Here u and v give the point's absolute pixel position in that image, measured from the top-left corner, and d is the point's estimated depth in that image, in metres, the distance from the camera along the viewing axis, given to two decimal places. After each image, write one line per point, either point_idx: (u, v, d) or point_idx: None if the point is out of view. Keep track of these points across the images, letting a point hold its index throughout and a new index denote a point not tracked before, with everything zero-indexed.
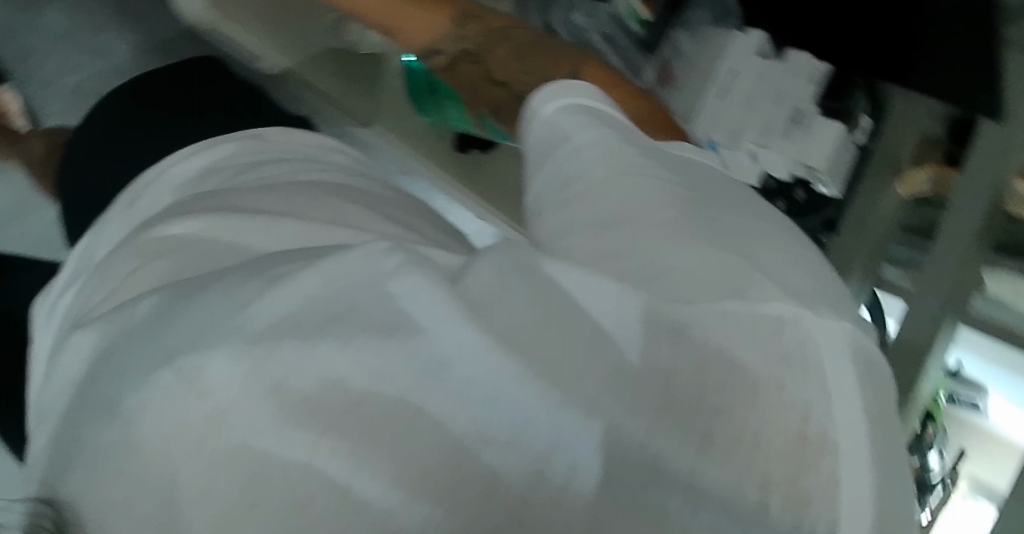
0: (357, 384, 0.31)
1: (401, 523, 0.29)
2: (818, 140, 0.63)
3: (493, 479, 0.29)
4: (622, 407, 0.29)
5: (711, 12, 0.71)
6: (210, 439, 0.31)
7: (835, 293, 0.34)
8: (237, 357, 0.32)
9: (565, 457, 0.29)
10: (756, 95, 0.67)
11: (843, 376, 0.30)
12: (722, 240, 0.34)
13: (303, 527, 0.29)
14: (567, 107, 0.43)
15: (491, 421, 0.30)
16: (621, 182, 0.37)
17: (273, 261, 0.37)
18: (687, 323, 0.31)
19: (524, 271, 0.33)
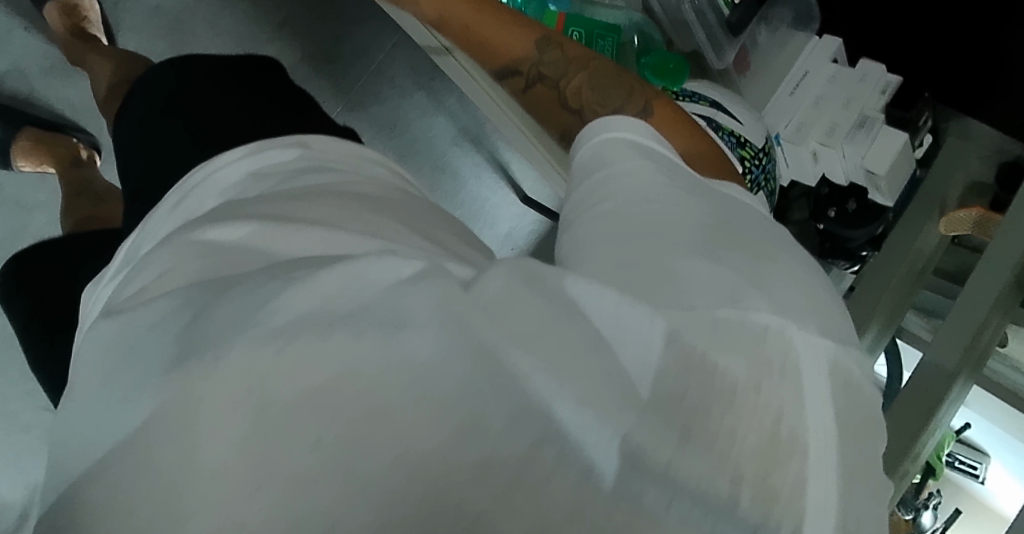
0: (366, 364, 0.33)
1: (395, 485, 0.31)
2: (881, 145, 0.77)
3: (485, 456, 0.31)
4: (612, 403, 0.32)
5: (793, 12, 0.88)
6: (228, 419, 0.33)
7: (829, 317, 0.36)
8: (258, 347, 0.34)
9: (552, 447, 0.31)
10: (825, 96, 0.82)
11: (817, 386, 0.32)
12: (731, 261, 0.36)
13: (304, 476, 0.31)
14: (619, 140, 0.44)
15: (487, 402, 0.32)
16: (645, 207, 0.38)
17: (300, 265, 0.39)
18: (680, 331, 0.33)
19: (536, 281, 0.35)
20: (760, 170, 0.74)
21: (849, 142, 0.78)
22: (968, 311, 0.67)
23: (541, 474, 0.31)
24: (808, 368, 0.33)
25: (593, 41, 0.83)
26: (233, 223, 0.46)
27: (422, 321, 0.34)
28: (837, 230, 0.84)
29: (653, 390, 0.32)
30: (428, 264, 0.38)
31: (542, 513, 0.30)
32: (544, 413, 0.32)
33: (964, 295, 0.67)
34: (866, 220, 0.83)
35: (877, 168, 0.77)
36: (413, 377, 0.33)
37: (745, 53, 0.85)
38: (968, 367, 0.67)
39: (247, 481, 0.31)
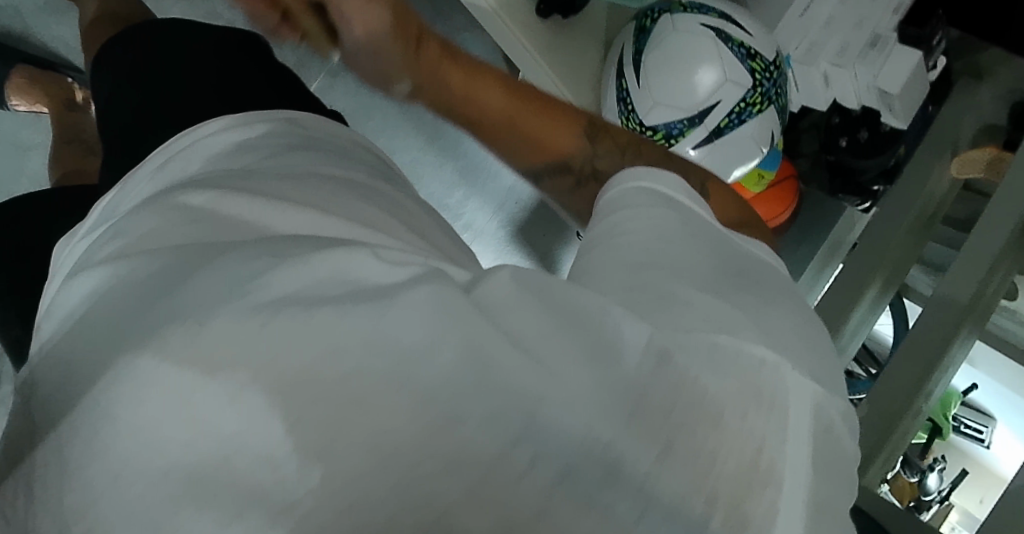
0: (345, 356, 0.33)
1: (359, 479, 0.30)
2: (894, 61, 0.79)
3: (459, 454, 0.31)
4: (597, 411, 0.32)
5: None
6: (200, 393, 0.32)
7: (818, 356, 0.37)
8: (243, 318, 0.34)
9: (529, 448, 0.31)
10: (837, 18, 0.82)
11: (801, 418, 0.33)
12: (733, 297, 0.37)
13: (269, 461, 0.31)
14: (644, 190, 0.44)
15: (468, 402, 0.32)
16: (658, 246, 0.39)
17: (288, 243, 0.39)
18: (671, 351, 0.33)
19: (540, 292, 0.36)
20: (770, 85, 0.78)
21: (860, 62, 0.79)
22: (971, 265, 0.72)
23: (515, 472, 0.30)
24: (796, 404, 0.33)
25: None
26: (222, 192, 0.44)
27: (412, 314, 0.34)
28: (848, 158, 0.92)
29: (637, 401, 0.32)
30: (426, 267, 0.38)
31: (512, 510, 0.30)
32: (527, 414, 0.31)
33: (965, 250, 0.73)
34: (879, 147, 0.90)
35: (891, 86, 0.79)
36: (393, 364, 0.33)
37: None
38: (971, 322, 0.73)
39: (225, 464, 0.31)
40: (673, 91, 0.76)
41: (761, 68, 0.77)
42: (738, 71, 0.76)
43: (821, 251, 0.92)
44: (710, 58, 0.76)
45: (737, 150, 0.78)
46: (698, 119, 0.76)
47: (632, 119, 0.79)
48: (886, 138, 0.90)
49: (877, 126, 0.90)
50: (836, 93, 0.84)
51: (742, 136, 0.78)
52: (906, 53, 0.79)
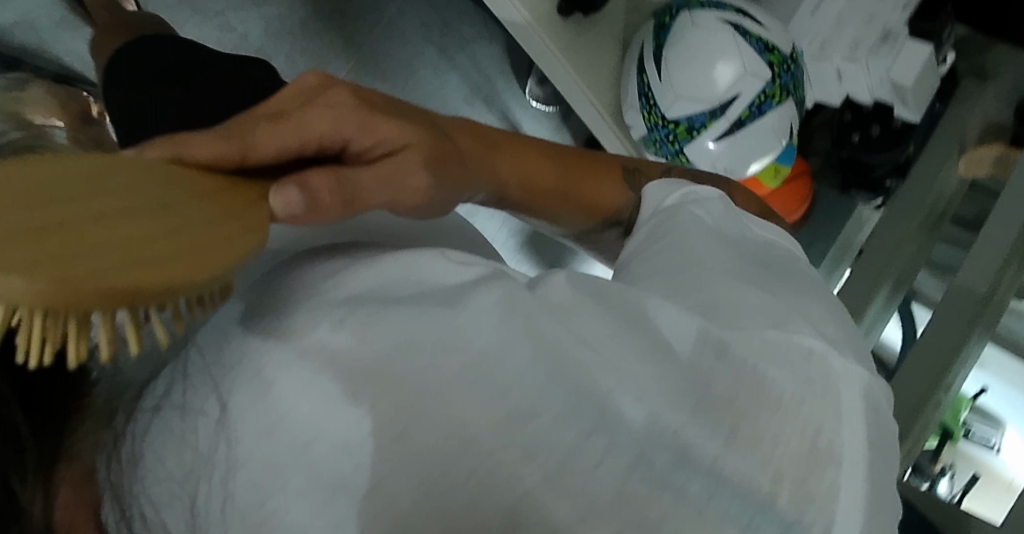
0: (422, 355, 0.36)
1: (450, 472, 0.34)
2: (905, 55, 0.82)
3: (536, 447, 0.33)
4: (664, 405, 0.34)
5: None
6: (299, 400, 0.37)
7: (857, 341, 0.39)
8: (330, 318, 0.39)
9: (601, 441, 0.33)
10: (846, 16, 0.85)
11: (853, 400, 0.35)
12: (779, 292, 0.39)
13: (370, 459, 0.35)
14: (682, 192, 0.47)
15: (542, 400, 0.34)
16: (694, 242, 0.41)
17: (357, 251, 0.44)
18: (730, 345, 0.36)
19: (597, 296, 0.38)
20: (790, 76, 0.79)
21: (874, 56, 0.83)
22: (983, 259, 0.74)
23: (591, 461, 0.33)
24: (846, 387, 0.35)
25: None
26: None
27: (480, 319, 0.37)
28: (861, 153, 0.93)
29: (699, 388, 0.34)
30: (487, 271, 0.41)
31: (589, 497, 0.32)
32: (598, 408, 0.34)
33: (975, 252, 0.74)
34: (891, 142, 0.91)
35: (905, 78, 0.82)
36: (467, 365, 0.35)
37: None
38: (982, 318, 0.73)
39: (343, 465, 0.35)
40: (693, 86, 0.78)
41: (779, 61, 0.78)
42: (757, 64, 0.77)
43: (835, 245, 0.98)
44: (730, 53, 0.77)
45: (757, 141, 0.80)
46: (719, 112, 0.78)
47: (655, 111, 0.82)
48: (898, 132, 0.91)
49: (889, 122, 0.91)
50: (849, 89, 0.88)
51: (762, 127, 0.79)
52: (917, 46, 0.82)
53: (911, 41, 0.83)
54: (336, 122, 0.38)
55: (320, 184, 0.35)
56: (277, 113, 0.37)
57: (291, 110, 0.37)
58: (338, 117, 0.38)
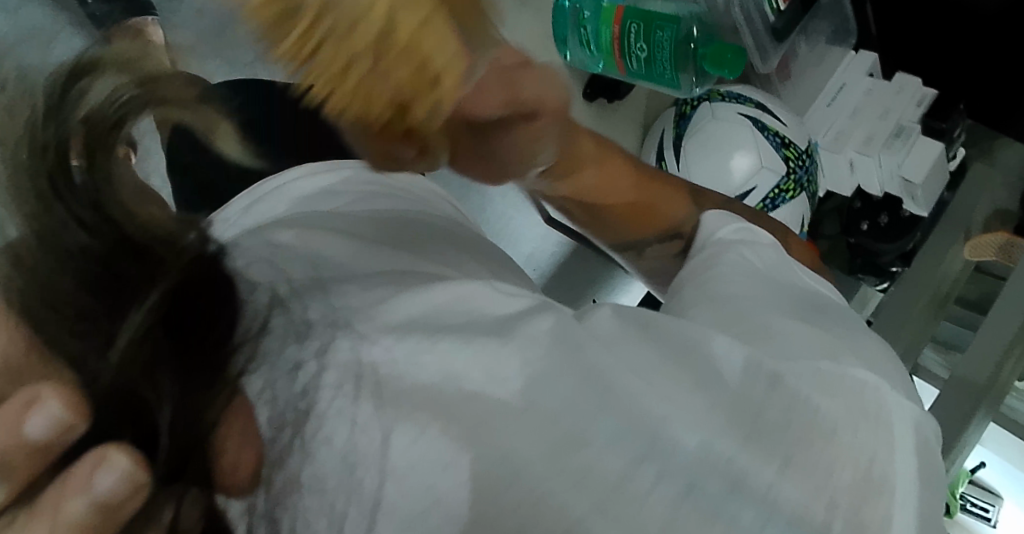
0: (472, 382, 0.36)
1: (498, 491, 0.34)
2: (916, 151, 0.90)
3: (587, 471, 0.34)
4: (719, 433, 0.36)
5: (830, 27, 1.01)
6: (333, 430, 0.35)
7: (896, 373, 0.41)
8: (372, 339, 0.37)
9: (652, 469, 0.34)
10: (861, 109, 0.95)
11: (904, 429, 0.38)
12: (828, 329, 0.42)
13: (411, 485, 0.34)
14: (735, 229, 0.51)
15: (593, 426, 0.35)
16: (745, 280, 0.45)
17: (402, 275, 0.43)
18: (783, 374, 0.38)
19: (646, 326, 0.41)
20: (803, 171, 0.83)
21: (886, 150, 0.91)
22: (989, 341, 0.75)
23: (641, 492, 0.34)
24: (897, 419, 0.38)
25: (651, 35, 0.76)
26: (325, 239, 0.45)
27: (529, 345, 0.38)
28: (869, 242, 0.97)
29: (752, 417, 0.36)
30: (536, 301, 0.42)
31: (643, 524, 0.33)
32: (652, 434, 0.35)
33: (980, 335, 0.75)
34: (900, 230, 0.96)
35: (913, 174, 0.89)
36: (516, 390, 0.36)
37: (786, 62, 0.98)
38: (994, 395, 0.73)
39: (384, 488, 0.34)
40: (709, 180, 0.82)
41: (795, 156, 0.82)
42: (772, 158, 0.81)
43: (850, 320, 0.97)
44: (746, 146, 0.81)
45: None
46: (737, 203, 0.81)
47: None
48: (905, 223, 0.96)
49: (897, 211, 0.96)
50: (860, 180, 0.95)
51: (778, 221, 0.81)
52: (927, 142, 0.90)
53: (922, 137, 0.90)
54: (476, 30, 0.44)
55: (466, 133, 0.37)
56: None
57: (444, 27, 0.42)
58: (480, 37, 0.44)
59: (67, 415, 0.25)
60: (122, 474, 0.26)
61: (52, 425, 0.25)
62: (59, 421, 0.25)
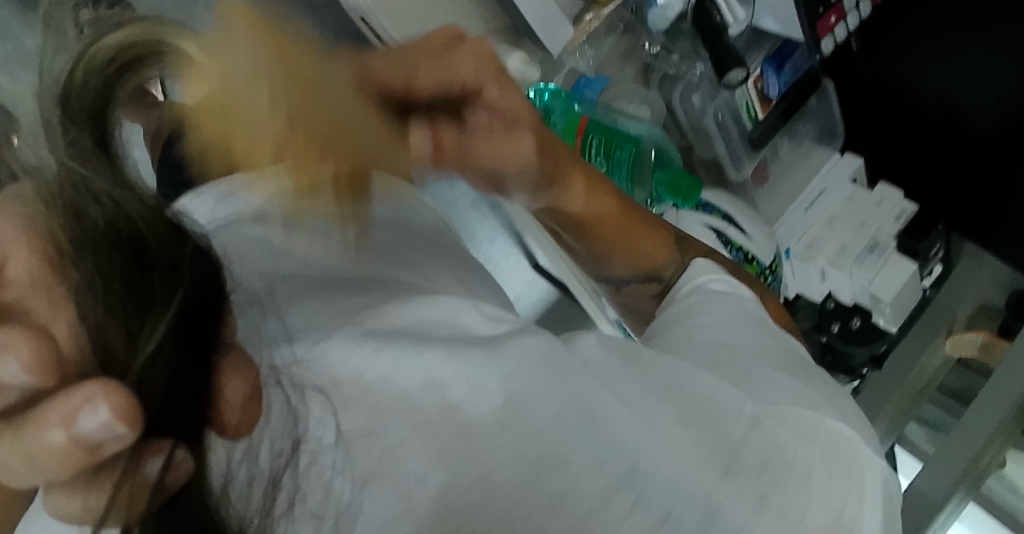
0: (454, 393, 0.38)
1: (490, 491, 0.36)
2: (886, 268, 1.00)
3: (564, 493, 0.36)
4: (696, 469, 0.37)
5: (816, 129, 1.09)
6: (329, 415, 0.37)
7: (861, 423, 0.43)
8: (354, 344, 0.41)
9: (629, 496, 0.36)
10: (838, 219, 1.04)
11: (874, 486, 0.39)
12: (804, 377, 0.44)
13: (401, 482, 0.36)
14: (725, 285, 0.52)
15: (578, 449, 0.37)
16: (726, 330, 0.47)
17: (393, 292, 0.46)
18: (763, 417, 0.40)
19: (629, 361, 0.43)
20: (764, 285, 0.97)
21: (858, 266, 1.00)
22: (971, 439, 0.79)
23: (619, 516, 0.35)
24: (868, 471, 0.40)
25: (612, 151, 0.95)
26: None
27: (513, 366, 0.39)
28: (839, 343, 1.03)
29: (731, 455, 0.38)
30: (519, 326, 0.44)
31: None
32: (632, 462, 0.37)
33: (966, 422, 0.79)
34: (868, 339, 1.02)
35: (881, 292, 0.99)
36: (500, 405, 0.38)
37: (763, 167, 1.08)
38: (964, 486, 0.80)
39: (349, 493, 0.35)
40: None
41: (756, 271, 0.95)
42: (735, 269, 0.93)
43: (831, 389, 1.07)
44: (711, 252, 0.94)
45: None
46: None
47: None
48: (875, 331, 1.02)
49: (868, 318, 1.02)
50: (831, 286, 1.02)
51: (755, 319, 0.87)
52: (898, 261, 1.00)
53: (897, 256, 1.01)
54: (496, 83, 0.53)
55: (448, 137, 0.50)
56: (411, 77, 0.48)
57: (445, 52, 0.51)
58: (474, 66, 0.52)
59: (33, 377, 0.26)
60: (106, 420, 0.26)
61: (18, 381, 0.26)
62: (20, 379, 0.26)
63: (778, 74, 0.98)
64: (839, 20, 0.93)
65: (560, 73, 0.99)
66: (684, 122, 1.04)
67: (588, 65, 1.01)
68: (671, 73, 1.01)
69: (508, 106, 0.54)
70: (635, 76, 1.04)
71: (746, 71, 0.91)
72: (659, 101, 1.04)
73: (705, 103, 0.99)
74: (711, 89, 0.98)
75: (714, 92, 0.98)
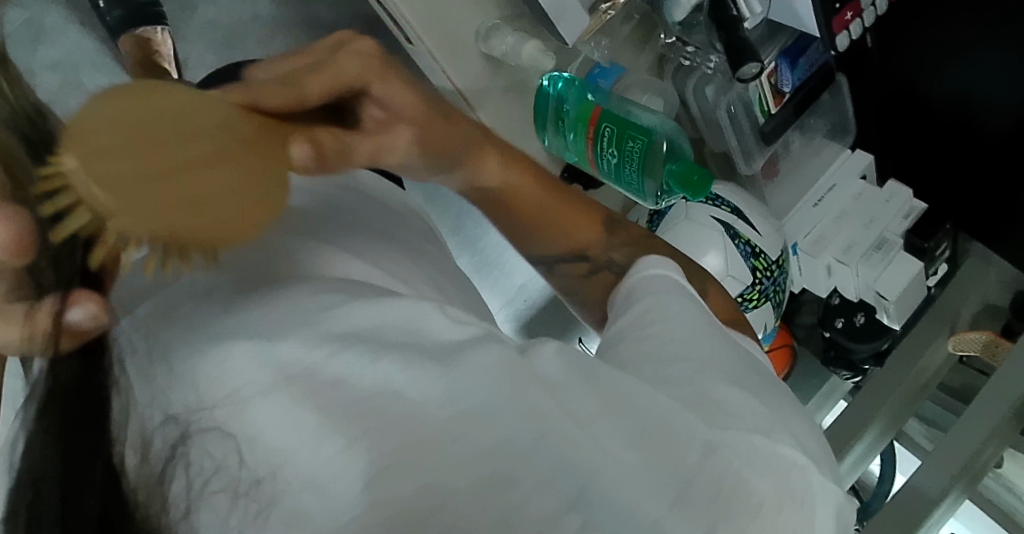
0: (423, 396, 0.42)
1: (454, 501, 0.39)
2: (893, 267, 0.98)
3: (514, 511, 0.39)
4: (647, 493, 0.40)
5: (830, 125, 1.07)
6: (322, 410, 0.41)
7: (816, 447, 0.46)
8: (308, 343, 0.44)
9: (578, 517, 0.39)
10: (847, 213, 1.03)
11: (825, 518, 0.43)
12: (762, 395, 0.47)
13: (379, 485, 0.39)
14: (669, 279, 0.55)
15: (534, 463, 0.40)
16: (675, 342, 0.48)
17: (360, 287, 0.49)
18: (717, 441, 0.42)
19: (590, 374, 0.45)
20: (769, 282, 0.95)
21: (864, 263, 0.98)
22: (967, 438, 0.79)
23: (569, 532, 0.38)
24: (821, 501, 0.43)
25: (624, 140, 0.90)
26: (295, 238, 0.54)
27: (467, 380, 0.43)
28: (842, 339, 1.04)
29: (681, 486, 0.41)
30: (485, 331, 0.47)
31: None
32: (582, 485, 0.40)
33: (968, 417, 0.80)
34: (872, 334, 1.02)
35: (887, 290, 0.97)
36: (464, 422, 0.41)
37: (775, 161, 1.06)
38: (961, 484, 0.79)
39: (328, 498, 0.38)
40: None
41: (763, 266, 0.94)
42: (738, 267, 0.93)
43: (826, 384, 1.08)
44: (717, 247, 0.93)
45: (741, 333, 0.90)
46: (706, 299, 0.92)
47: None
48: (877, 327, 1.02)
49: (872, 314, 1.02)
50: (837, 282, 1.02)
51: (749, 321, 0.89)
52: (903, 259, 0.98)
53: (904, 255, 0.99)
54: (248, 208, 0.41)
55: (325, 142, 0.51)
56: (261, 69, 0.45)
57: (327, 60, 0.54)
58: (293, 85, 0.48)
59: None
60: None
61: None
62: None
63: (792, 69, 0.96)
64: (855, 17, 0.90)
65: (576, 60, 0.98)
66: (697, 114, 1.02)
67: (603, 55, 0.99)
68: (686, 64, 1.00)
69: (397, 103, 0.57)
70: (649, 68, 1.02)
71: (761, 64, 0.88)
72: (673, 92, 1.01)
73: (719, 97, 0.98)
74: (724, 83, 0.97)
75: (728, 85, 0.96)
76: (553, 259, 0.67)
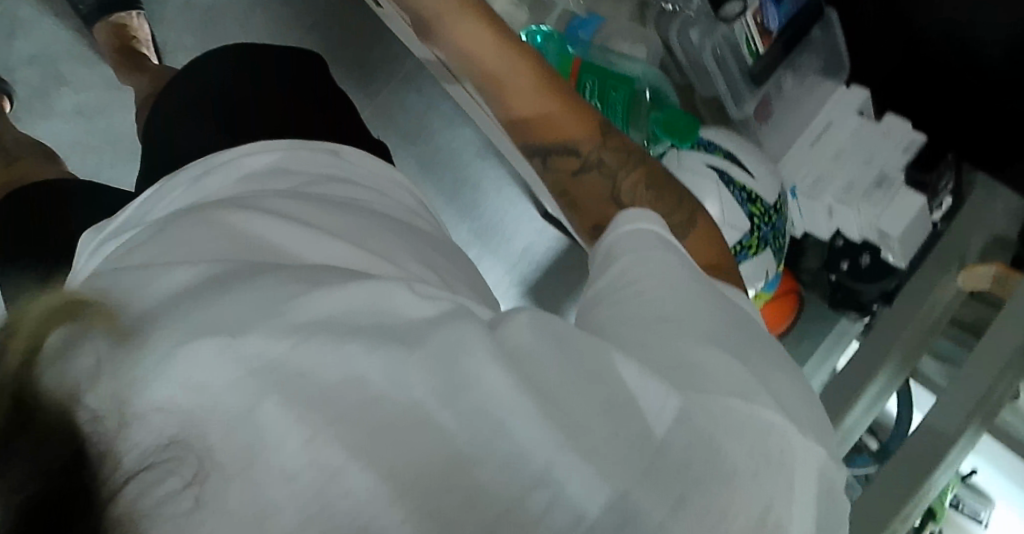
0: (376, 386, 0.39)
1: (411, 489, 0.37)
2: (894, 206, 0.94)
3: (477, 492, 0.37)
4: (615, 471, 0.38)
5: (824, 63, 1.03)
6: (266, 400, 0.38)
7: (799, 409, 0.43)
8: (273, 336, 0.40)
9: (541, 498, 0.37)
10: (845, 152, 0.99)
11: (806, 482, 0.40)
12: (743, 357, 0.44)
13: (326, 482, 0.36)
14: (655, 236, 0.52)
15: (491, 451, 0.38)
16: (660, 306, 0.46)
17: (318, 272, 0.45)
18: (690, 412, 0.40)
19: (559, 342, 0.43)
20: (769, 227, 0.90)
21: (867, 201, 0.95)
22: (978, 375, 0.76)
23: (534, 512, 0.37)
24: (801, 463, 0.41)
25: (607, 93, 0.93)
26: (256, 219, 0.50)
27: (435, 357, 0.40)
28: (847, 281, 1.00)
29: (652, 453, 0.39)
30: (453, 306, 0.44)
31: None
32: (546, 463, 0.38)
33: (975, 353, 0.77)
34: (879, 275, 0.98)
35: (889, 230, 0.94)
36: (421, 408, 0.39)
37: (768, 103, 1.02)
38: (978, 419, 0.76)
39: (277, 489, 0.36)
40: None
41: (760, 213, 0.89)
42: (736, 216, 0.88)
43: (836, 327, 1.03)
44: (712, 197, 0.88)
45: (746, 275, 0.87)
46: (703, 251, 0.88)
47: None
48: (885, 266, 0.98)
49: (877, 254, 0.98)
50: (837, 223, 0.99)
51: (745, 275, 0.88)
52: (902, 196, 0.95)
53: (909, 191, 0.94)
54: None
55: None
56: None
57: None
58: None
59: None
60: None
61: None
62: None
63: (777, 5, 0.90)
64: None
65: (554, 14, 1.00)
66: (683, 60, 0.98)
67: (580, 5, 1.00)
68: (668, 9, 0.96)
69: None
70: (631, 16, 1.00)
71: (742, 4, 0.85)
72: (657, 41, 0.98)
73: (704, 38, 0.93)
74: (711, 24, 0.92)
75: (713, 26, 0.91)
76: (540, 155, 0.66)
